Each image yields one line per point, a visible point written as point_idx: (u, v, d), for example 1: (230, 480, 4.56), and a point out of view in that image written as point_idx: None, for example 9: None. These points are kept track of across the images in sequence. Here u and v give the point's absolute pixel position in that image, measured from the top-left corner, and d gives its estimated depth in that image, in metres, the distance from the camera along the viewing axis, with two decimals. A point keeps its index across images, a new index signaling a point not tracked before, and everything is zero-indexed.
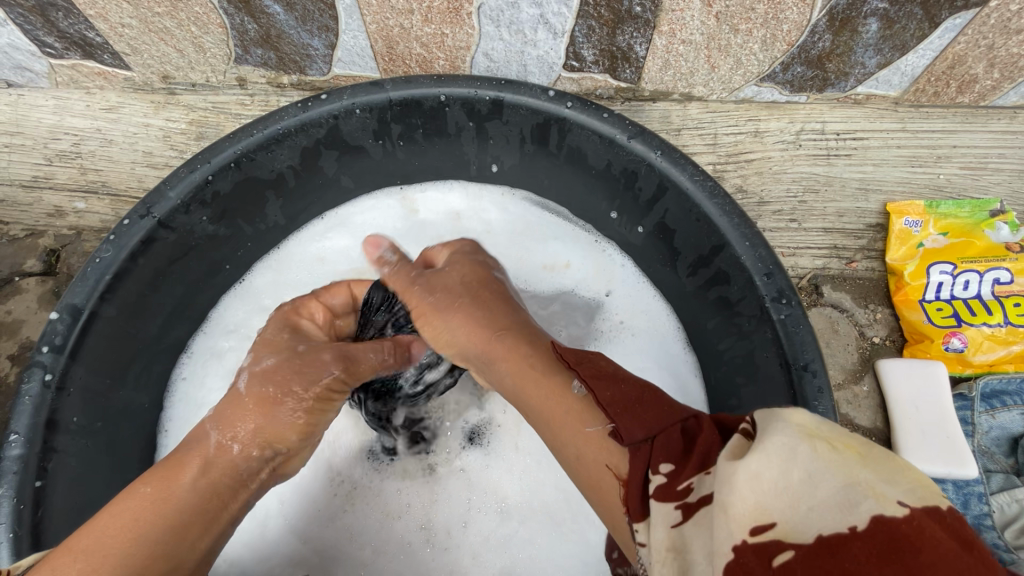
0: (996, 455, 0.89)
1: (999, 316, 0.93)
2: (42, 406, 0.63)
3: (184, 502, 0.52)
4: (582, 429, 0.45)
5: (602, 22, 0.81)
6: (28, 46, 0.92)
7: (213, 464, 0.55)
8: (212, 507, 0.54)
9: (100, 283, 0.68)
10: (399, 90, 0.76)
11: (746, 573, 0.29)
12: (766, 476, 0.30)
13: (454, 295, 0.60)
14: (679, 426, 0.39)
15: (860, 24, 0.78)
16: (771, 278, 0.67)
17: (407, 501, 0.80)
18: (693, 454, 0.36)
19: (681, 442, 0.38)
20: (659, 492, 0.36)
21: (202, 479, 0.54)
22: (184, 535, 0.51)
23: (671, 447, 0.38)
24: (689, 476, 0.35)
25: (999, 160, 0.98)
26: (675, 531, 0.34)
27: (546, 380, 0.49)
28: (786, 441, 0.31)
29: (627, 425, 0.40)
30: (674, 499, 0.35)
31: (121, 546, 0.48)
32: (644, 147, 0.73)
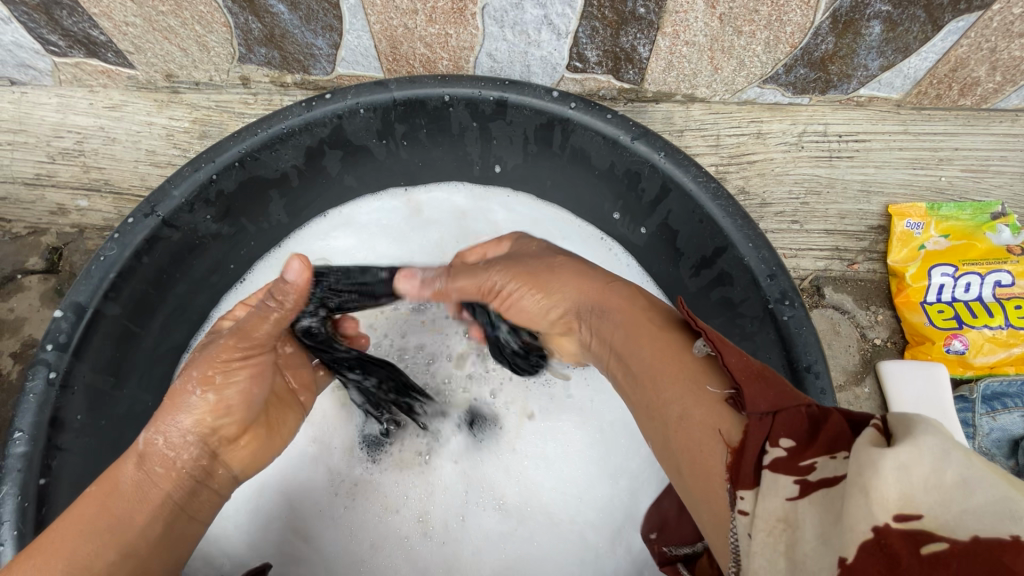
0: (996, 456, 0.88)
1: (1000, 318, 0.93)
2: (46, 405, 0.63)
3: (129, 493, 0.56)
4: (695, 390, 0.45)
5: (606, 23, 0.81)
6: (32, 44, 0.92)
7: (145, 456, 0.58)
8: (155, 495, 0.57)
9: (103, 281, 0.68)
10: (403, 89, 0.76)
11: (891, 556, 0.30)
12: (917, 470, 0.31)
13: (548, 259, 0.66)
14: (805, 410, 0.40)
15: (863, 27, 0.79)
16: (774, 280, 0.67)
17: (405, 493, 0.80)
18: (820, 436, 0.38)
19: (808, 424, 0.39)
20: (777, 464, 0.37)
21: (140, 471, 0.57)
22: (130, 525, 0.55)
23: (795, 426, 0.39)
24: (816, 455, 0.37)
25: (1000, 163, 0.98)
26: (790, 503, 0.35)
27: (669, 342, 0.51)
28: (940, 443, 0.32)
29: (752, 392, 0.42)
30: (795, 473, 0.36)
31: (68, 537, 0.52)
32: (648, 148, 0.73)
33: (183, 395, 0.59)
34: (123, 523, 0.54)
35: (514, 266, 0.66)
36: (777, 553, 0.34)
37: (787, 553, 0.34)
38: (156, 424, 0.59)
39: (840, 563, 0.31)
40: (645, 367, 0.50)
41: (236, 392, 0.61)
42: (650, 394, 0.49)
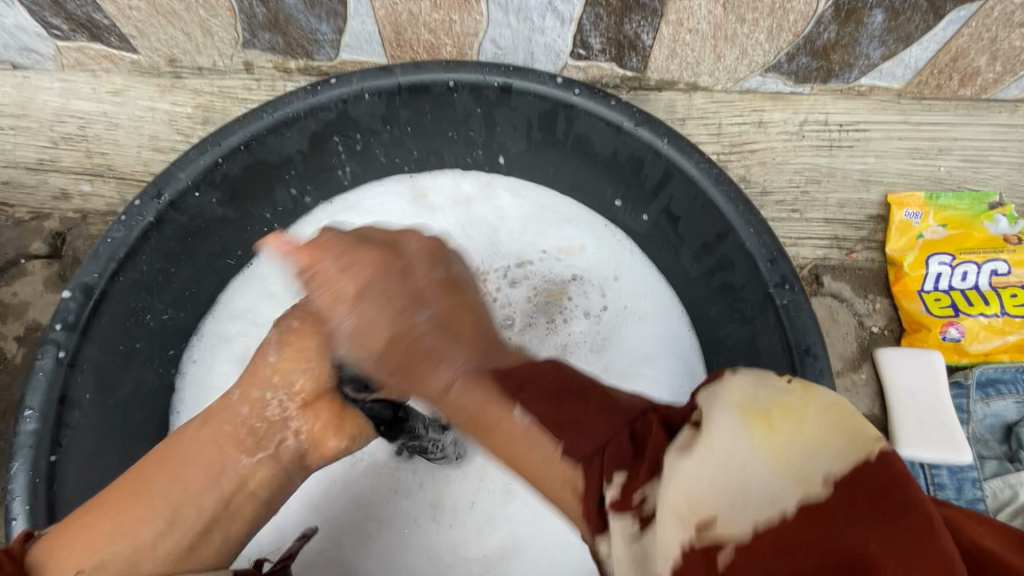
0: (989, 441, 0.90)
1: (996, 306, 0.94)
2: (55, 383, 0.64)
3: (187, 458, 0.62)
4: (533, 458, 0.50)
5: (610, 10, 0.81)
6: (35, 28, 0.91)
7: (215, 415, 0.64)
8: (216, 460, 0.62)
9: (111, 263, 0.68)
10: (408, 74, 0.76)
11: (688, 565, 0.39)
12: (703, 474, 0.40)
13: (387, 298, 0.57)
14: (626, 434, 0.48)
15: (865, 16, 0.79)
16: (774, 265, 0.68)
17: (421, 479, 0.81)
18: (645, 460, 0.44)
19: (630, 447, 0.46)
20: (616, 504, 0.44)
21: (204, 430, 0.64)
22: (184, 489, 0.60)
23: (620, 453, 0.46)
24: (643, 483, 0.43)
25: (999, 153, 0.99)
26: (634, 539, 0.42)
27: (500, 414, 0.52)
28: (729, 440, 0.41)
29: (578, 445, 0.49)
30: (630, 511, 0.43)
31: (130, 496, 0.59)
32: (651, 135, 0.73)
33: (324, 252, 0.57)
34: (178, 484, 0.60)
35: (387, 335, 0.57)
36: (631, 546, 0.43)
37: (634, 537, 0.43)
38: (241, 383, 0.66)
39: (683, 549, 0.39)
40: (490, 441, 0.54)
41: (368, 259, 0.57)
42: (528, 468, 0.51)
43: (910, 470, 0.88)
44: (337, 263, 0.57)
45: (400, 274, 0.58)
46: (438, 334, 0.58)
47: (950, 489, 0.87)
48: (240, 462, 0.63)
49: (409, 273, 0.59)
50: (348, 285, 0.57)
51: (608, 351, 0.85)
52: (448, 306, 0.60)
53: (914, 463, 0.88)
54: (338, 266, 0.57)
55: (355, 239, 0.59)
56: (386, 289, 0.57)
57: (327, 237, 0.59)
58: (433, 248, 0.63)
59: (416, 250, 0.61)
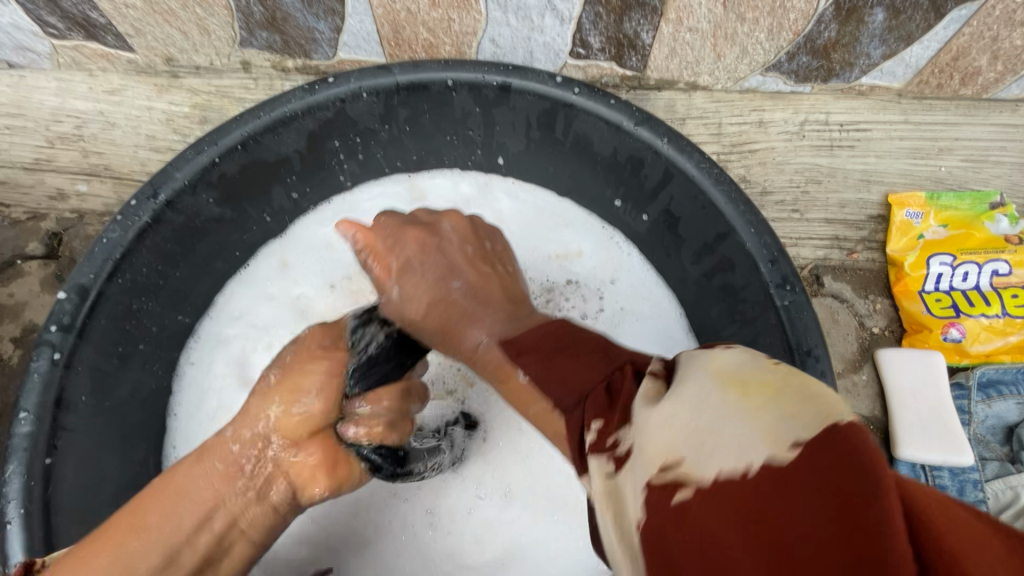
0: (991, 443, 0.91)
1: (997, 307, 0.94)
2: (50, 385, 0.63)
3: (184, 494, 0.56)
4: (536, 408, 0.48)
5: (610, 8, 0.81)
6: (31, 26, 0.91)
7: (208, 450, 0.57)
8: (210, 495, 0.56)
9: (107, 263, 0.68)
10: (406, 73, 0.75)
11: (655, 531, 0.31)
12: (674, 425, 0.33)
13: (422, 273, 0.61)
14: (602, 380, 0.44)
15: (866, 15, 0.79)
16: (775, 265, 0.67)
17: (417, 486, 0.80)
18: (616, 404, 0.39)
19: (607, 398, 0.41)
20: (592, 447, 0.38)
21: (197, 466, 0.57)
22: (176, 530, 0.54)
23: (598, 403, 0.41)
24: (617, 431, 0.37)
25: (1000, 153, 0.99)
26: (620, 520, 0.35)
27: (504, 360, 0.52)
28: (693, 395, 0.34)
29: (561, 393, 0.45)
30: (604, 452, 0.37)
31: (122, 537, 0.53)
32: (651, 134, 0.73)
33: (378, 233, 0.64)
34: (172, 526, 0.54)
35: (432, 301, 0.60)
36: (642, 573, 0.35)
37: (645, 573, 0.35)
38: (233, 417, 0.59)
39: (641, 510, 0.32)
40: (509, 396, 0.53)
41: (413, 235, 0.63)
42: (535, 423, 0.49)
43: (912, 472, 0.88)
44: (384, 244, 0.63)
45: (418, 258, 0.62)
46: (473, 298, 0.59)
47: (952, 490, 0.86)
48: (235, 499, 0.57)
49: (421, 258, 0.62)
50: (392, 262, 0.62)
51: None
52: (481, 276, 0.62)
53: (915, 464, 0.88)
54: (384, 245, 0.63)
55: (403, 220, 0.66)
56: (425, 268, 0.61)
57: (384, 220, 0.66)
58: (469, 228, 0.67)
59: (450, 228, 0.65)
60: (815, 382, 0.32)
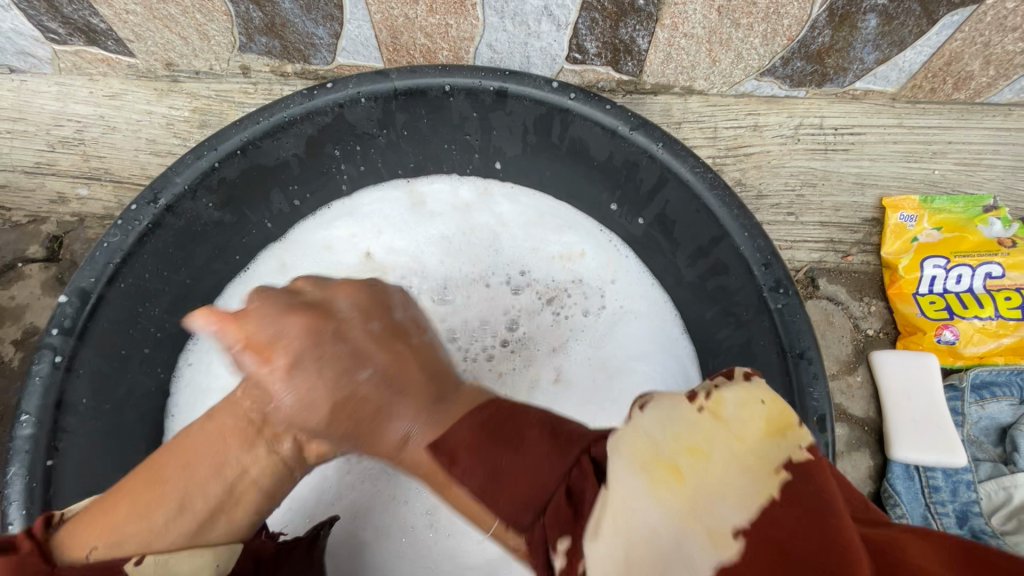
0: (984, 444, 0.91)
1: (990, 309, 0.94)
2: (51, 387, 0.64)
3: (197, 450, 0.57)
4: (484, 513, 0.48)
5: (606, 14, 0.82)
6: (32, 31, 0.92)
7: (217, 409, 0.59)
8: (218, 448, 0.57)
9: (108, 266, 0.68)
10: (404, 79, 0.76)
11: None
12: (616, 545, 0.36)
13: (322, 366, 0.54)
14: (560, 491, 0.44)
15: (859, 20, 0.80)
16: (769, 269, 0.68)
17: (415, 486, 0.81)
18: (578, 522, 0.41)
19: (568, 509, 0.42)
20: (564, 573, 0.41)
21: (208, 423, 0.59)
22: (191, 481, 0.56)
23: (560, 518, 0.42)
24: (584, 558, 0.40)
25: (993, 157, 0.99)
26: None
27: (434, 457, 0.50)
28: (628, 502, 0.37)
29: (519, 510, 0.45)
30: (574, 575, 0.40)
31: (136, 490, 0.55)
32: (646, 139, 0.74)
33: (248, 322, 0.54)
34: (189, 476, 0.56)
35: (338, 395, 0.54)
36: None
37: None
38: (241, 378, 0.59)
39: None
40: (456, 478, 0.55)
41: (295, 329, 0.54)
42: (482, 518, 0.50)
43: (906, 473, 0.89)
44: (273, 335, 0.54)
45: (322, 342, 0.55)
46: (387, 387, 0.55)
47: (946, 491, 0.87)
48: (241, 455, 0.57)
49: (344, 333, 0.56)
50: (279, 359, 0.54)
51: (604, 350, 0.85)
52: (390, 358, 0.57)
53: (908, 465, 0.89)
54: (272, 337, 0.54)
55: (287, 301, 0.57)
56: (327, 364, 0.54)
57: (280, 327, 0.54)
58: (365, 303, 0.59)
59: (348, 307, 0.58)
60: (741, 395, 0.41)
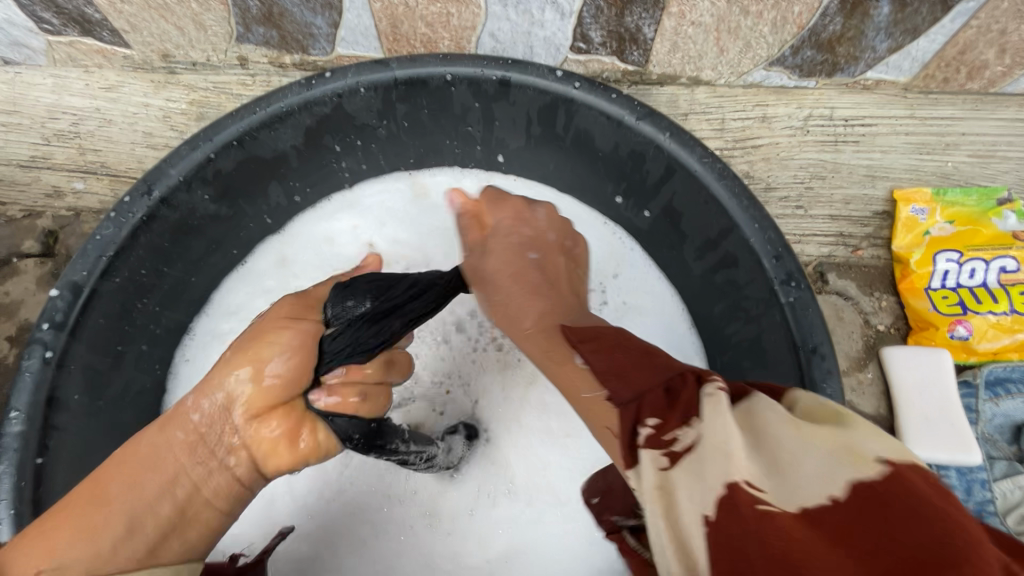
0: (999, 442, 0.89)
1: (1005, 304, 0.92)
2: (42, 384, 0.62)
3: (147, 467, 0.57)
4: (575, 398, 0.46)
5: (611, 2, 0.79)
6: (26, 22, 0.90)
7: (169, 420, 0.60)
8: (168, 467, 0.57)
9: (100, 261, 0.67)
10: (405, 68, 0.74)
11: (729, 505, 0.32)
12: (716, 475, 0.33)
13: (513, 243, 0.63)
14: (664, 386, 0.41)
15: (871, 7, 0.77)
16: (780, 261, 0.66)
17: (415, 487, 0.80)
18: (677, 406, 0.38)
19: (666, 398, 0.40)
20: (648, 442, 0.37)
21: (160, 435, 0.59)
22: (143, 497, 0.56)
23: (657, 403, 0.40)
24: (676, 427, 0.37)
25: (1007, 148, 0.97)
26: (663, 473, 0.36)
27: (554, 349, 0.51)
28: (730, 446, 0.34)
29: (617, 388, 0.43)
30: (660, 447, 0.37)
31: (82, 508, 0.54)
32: (653, 129, 0.72)
33: (514, 205, 0.67)
34: (135, 495, 0.55)
35: (502, 271, 0.61)
36: (658, 517, 0.34)
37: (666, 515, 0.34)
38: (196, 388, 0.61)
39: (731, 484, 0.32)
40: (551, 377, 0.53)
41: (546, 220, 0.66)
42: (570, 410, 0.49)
43: None
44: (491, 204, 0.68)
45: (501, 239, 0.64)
46: (540, 279, 0.60)
47: (960, 490, 0.85)
48: (196, 468, 0.59)
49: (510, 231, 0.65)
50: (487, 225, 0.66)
51: None
52: (556, 264, 0.63)
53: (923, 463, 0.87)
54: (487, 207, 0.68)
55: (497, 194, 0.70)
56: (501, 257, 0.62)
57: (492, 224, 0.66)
58: (559, 222, 0.68)
59: (543, 216, 0.67)
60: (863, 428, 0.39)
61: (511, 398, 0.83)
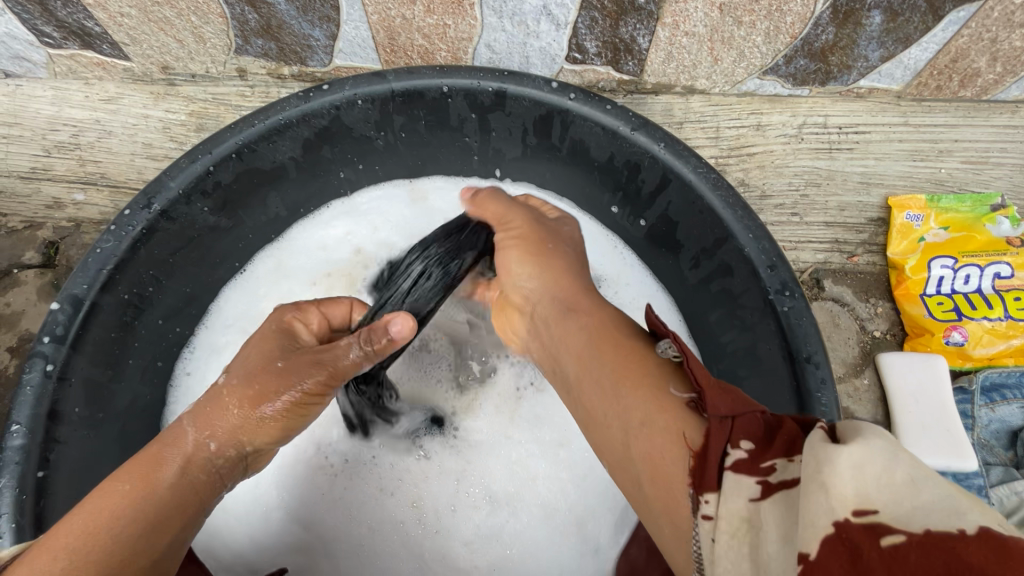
0: (995, 448, 0.90)
1: (1000, 310, 0.93)
2: (44, 397, 0.63)
3: (168, 500, 0.51)
4: (659, 396, 0.42)
5: (606, 13, 0.80)
6: (26, 36, 0.91)
7: (192, 462, 0.54)
8: (191, 502, 0.53)
9: (100, 273, 0.67)
10: (401, 80, 0.75)
11: (845, 551, 0.28)
12: (872, 468, 0.30)
13: (562, 245, 0.64)
14: (762, 414, 0.38)
15: (863, 18, 0.78)
16: (774, 271, 0.67)
17: (398, 476, 0.80)
18: (778, 440, 0.35)
19: (767, 426, 0.37)
20: (741, 466, 0.35)
21: (182, 477, 0.53)
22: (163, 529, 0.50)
23: (754, 428, 0.37)
24: (777, 455, 0.34)
25: (1000, 154, 0.98)
26: (753, 504, 0.33)
27: (635, 357, 0.46)
28: (888, 441, 0.31)
29: (711, 396, 0.39)
30: (757, 473, 0.34)
31: (99, 539, 0.46)
32: (647, 139, 0.72)
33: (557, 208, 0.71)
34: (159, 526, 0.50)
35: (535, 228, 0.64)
36: (744, 561, 0.32)
37: (752, 556, 0.31)
38: (215, 432, 0.55)
39: (800, 558, 0.29)
40: (603, 369, 0.47)
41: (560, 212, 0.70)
42: (607, 399, 0.46)
43: None
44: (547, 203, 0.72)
45: (571, 234, 0.66)
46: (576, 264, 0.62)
47: None
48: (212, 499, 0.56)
49: (567, 227, 0.67)
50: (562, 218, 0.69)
51: None
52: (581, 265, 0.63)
53: None
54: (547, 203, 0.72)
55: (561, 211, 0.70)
56: (560, 237, 0.65)
57: (563, 216, 0.69)
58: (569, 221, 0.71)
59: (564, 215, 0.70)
60: None
61: (500, 411, 0.84)
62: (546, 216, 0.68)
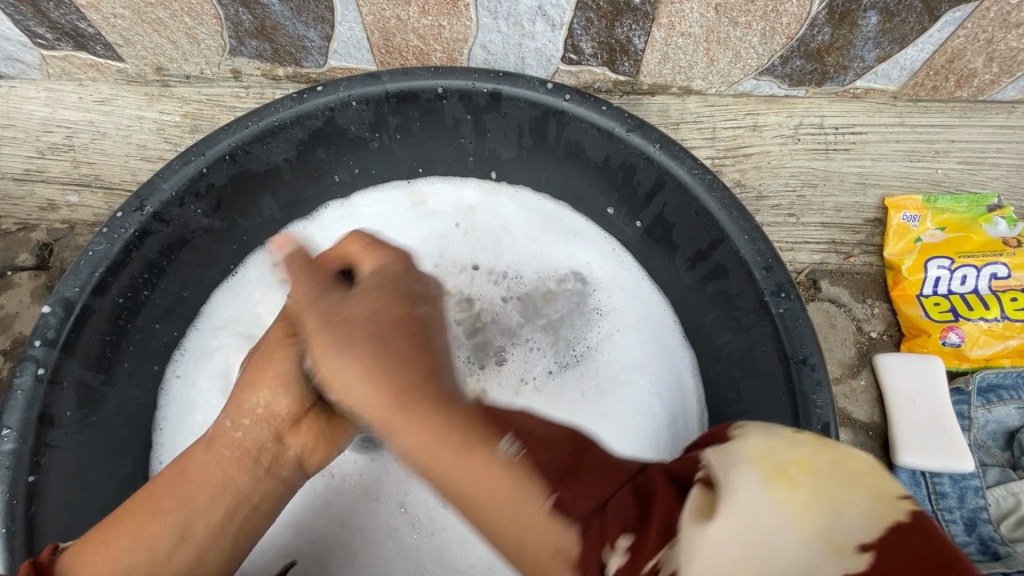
0: (992, 449, 0.90)
1: (996, 310, 0.93)
2: (34, 401, 0.63)
3: (194, 482, 0.58)
4: (524, 503, 0.44)
5: (601, 14, 0.80)
6: (19, 37, 0.91)
7: (214, 439, 0.60)
8: (218, 478, 0.58)
9: (92, 276, 0.67)
10: (396, 82, 0.75)
11: None
12: (740, 535, 0.32)
13: (362, 323, 0.53)
14: (627, 495, 0.41)
15: (859, 18, 0.78)
16: (770, 272, 0.66)
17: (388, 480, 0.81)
18: (652, 523, 0.37)
19: (636, 507, 0.40)
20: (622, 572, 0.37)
21: (208, 455, 0.59)
22: (195, 510, 0.57)
23: (624, 515, 0.40)
24: (655, 549, 0.36)
25: (997, 154, 0.98)
26: None
27: (482, 459, 0.46)
28: (747, 497, 0.33)
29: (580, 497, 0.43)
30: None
31: (136, 516, 0.57)
32: (643, 141, 0.72)
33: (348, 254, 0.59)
34: (188, 504, 0.57)
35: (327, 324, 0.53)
36: None
37: None
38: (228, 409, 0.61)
39: None
40: (455, 477, 0.47)
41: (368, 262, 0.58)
42: (478, 509, 0.46)
43: (912, 479, 0.86)
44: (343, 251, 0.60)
45: (366, 309, 0.54)
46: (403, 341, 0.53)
47: (953, 498, 0.85)
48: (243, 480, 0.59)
49: (362, 292, 0.55)
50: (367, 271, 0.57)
51: (594, 361, 0.84)
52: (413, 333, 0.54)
53: (915, 472, 0.86)
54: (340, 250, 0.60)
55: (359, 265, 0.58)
56: (358, 322, 0.53)
57: (365, 278, 0.57)
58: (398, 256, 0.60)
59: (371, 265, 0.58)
60: (839, 452, 0.34)
61: None
62: (335, 288, 0.56)
